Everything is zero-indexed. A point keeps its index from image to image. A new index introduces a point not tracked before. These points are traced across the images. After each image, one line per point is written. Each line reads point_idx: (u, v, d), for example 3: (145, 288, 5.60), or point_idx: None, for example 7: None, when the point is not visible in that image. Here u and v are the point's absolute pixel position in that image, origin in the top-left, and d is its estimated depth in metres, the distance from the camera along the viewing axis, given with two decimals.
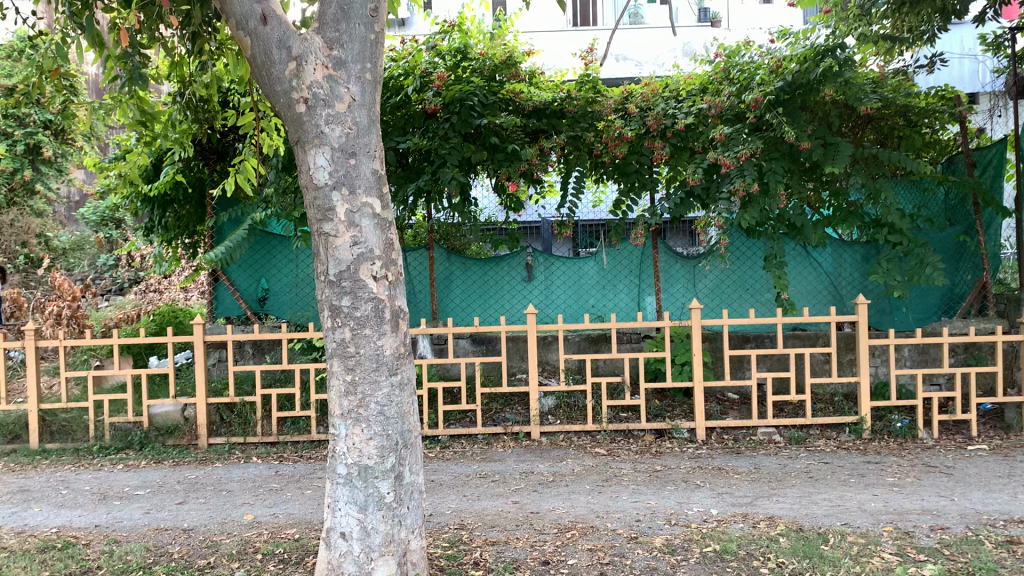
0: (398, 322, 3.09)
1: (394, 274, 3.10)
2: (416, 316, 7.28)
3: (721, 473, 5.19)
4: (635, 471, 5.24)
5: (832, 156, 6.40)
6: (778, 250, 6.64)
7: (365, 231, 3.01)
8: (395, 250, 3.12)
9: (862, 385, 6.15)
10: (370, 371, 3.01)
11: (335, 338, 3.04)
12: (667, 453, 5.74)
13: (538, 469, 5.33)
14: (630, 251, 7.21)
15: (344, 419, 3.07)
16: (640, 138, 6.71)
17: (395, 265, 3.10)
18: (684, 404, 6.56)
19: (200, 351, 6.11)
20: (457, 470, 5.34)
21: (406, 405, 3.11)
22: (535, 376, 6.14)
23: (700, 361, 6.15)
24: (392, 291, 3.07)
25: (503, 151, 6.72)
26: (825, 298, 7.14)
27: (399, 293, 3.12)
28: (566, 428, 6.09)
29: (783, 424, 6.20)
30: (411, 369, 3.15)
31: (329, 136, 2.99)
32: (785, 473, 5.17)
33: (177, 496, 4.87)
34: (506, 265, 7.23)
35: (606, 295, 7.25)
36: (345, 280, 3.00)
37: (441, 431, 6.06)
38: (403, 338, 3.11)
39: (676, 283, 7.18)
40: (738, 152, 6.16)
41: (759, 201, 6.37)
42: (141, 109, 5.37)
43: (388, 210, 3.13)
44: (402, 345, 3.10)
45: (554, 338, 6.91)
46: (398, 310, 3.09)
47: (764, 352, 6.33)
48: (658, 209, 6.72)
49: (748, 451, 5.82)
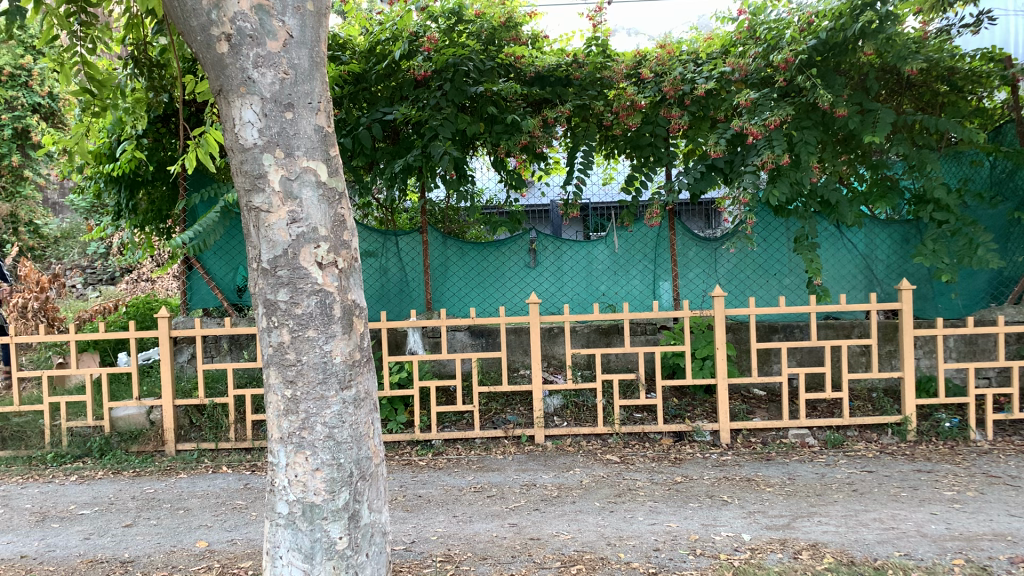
0: (353, 322, 2.45)
1: (348, 259, 2.46)
2: (409, 306, 6.62)
3: (751, 485, 4.52)
4: (652, 483, 4.58)
5: (871, 123, 5.70)
6: (810, 230, 5.96)
7: (308, 205, 2.36)
8: (347, 229, 2.47)
9: (906, 381, 5.47)
10: (315, 384, 2.37)
11: (270, 342, 2.40)
12: (688, 460, 5.08)
13: (541, 481, 4.68)
14: (644, 233, 6.52)
15: (283, 444, 2.42)
16: (654, 106, 6.04)
17: (348, 248, 2.46)
18: (705, 403, 5.88)
19: (165, 347, 5.49)
20: (450, 483, 4.70)
21: (363, 427, 2.47)
22: (538, 373, 5.48)
23: (724, 354, 5.50)
24: (344, 283, 2.43)
25: (502, 123, 6.05)
26: (860, 284, 6.44)
27: (353, 284, 2.47)
28: (573, 431, 5.43)
29: (818, 425, 5.52)
30: (369, 380, 2.51)
31: (259, 83, 2.34)
32: (824, 485, 4.49)
33: (127, 516, 4.24)
34: (508, 250, 6.57)
35: (618, 282, 6.57)
36: (282, 268, 2.35)
37: (434, 435, 5.42)
38: (359, 342, 2.47)
39: (695, 268, 6.51)
40: (766, 119, 5.48)
41: (788, 175, 5.69)
42: (88, 76, 4.73)
43: (339, 177, 2.48)
44: (357, 351, 2.46)
45: (560, 330, 6.26)
46: (352, 307, 2.45)
47: (795, 344, 5.66)
48: (675, 184, 5.97)
49: (779, 457, 5.15)
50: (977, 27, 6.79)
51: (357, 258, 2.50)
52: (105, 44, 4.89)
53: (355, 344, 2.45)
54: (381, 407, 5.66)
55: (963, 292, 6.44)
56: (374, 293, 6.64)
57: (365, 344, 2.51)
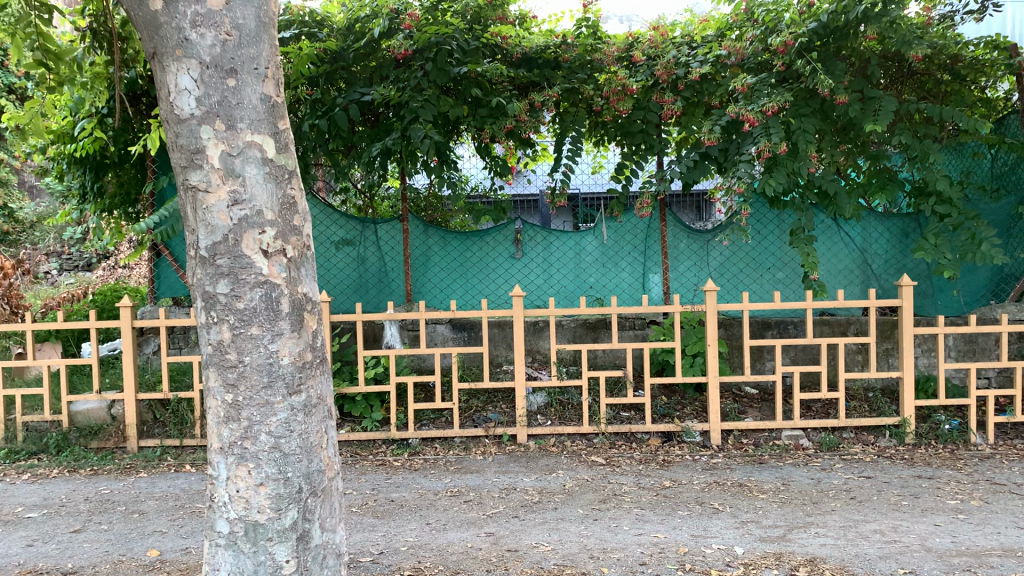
0: (304, 318, 2.18)
1: (299, 246, 2.19)
2: (388, 298, 6.34)
3: (743, 491, 4.27)
4: (638, 488, 4.32)
5: (872, 111, 5.43)
6: (807, 223, 5.70)
7: (251, 184, 2.09)
8: (297, 212, 2.20)
9: (905, 381, 5.23)
10: (260, 389, 2.11)
11: (210, 340, 2.13)
12: (677, 463, 4.83)
13: (522, 484, 4.42)
14: (634, 224, 6.27)
15: (224, 455, 2.15)
16: (647, 90, 5.75)
17: (299, 235, 2.19)
18: (696, 401, 5.63)
19: (127, 339, 5.17)
20: (425, 486, 4.43)
21: (315, 436, 2.21)
22: (521, 369, 5.21)
23: (716, 351, 5.24)
24: (294, 274, 2.16)
25: (487, 106, 5.76)
26: (858, 279, 6.20)
27: (305, 275, 2.21)
28: (557, 431, 5.18)
29: (812, 426, 5.28)
30: (323, 384, 2.24)
31: (198, 45, 2.06)
32: (820, 492, 4.24)
33: (76, 521, 3.96)
34: (492, 240, 6.29)
35: (605, 274, 6.31)
36: (222, 256, 2.09)
37: (410, 434, 5.15)
38: (311, 341, 2.20)
39: (687, 260, 6.25)
40: (764, 106, 5.21)
41: (785, 164, 5.42)
42: (43, 48, 4.40)
43: (290, 153, 2.21)
44: (309, 351, 2.19)
45: (545, 324, 5.99)
46: (303, 301, 2.18)
47: (790, 342, 5.41)
48: (668, 173, 5.68)
49: (773, 461, 4.90)
50: (981, 14, 6.53)
51: (309, 246, 2.23)
52: (61, 14, 4.58)
53: (305, 344, 2.18)
54: (356, 404, 5.39)
55: (964, 288, 6.20)
56: (351, 284, 6.35)
57: (318, 344, 2.24)
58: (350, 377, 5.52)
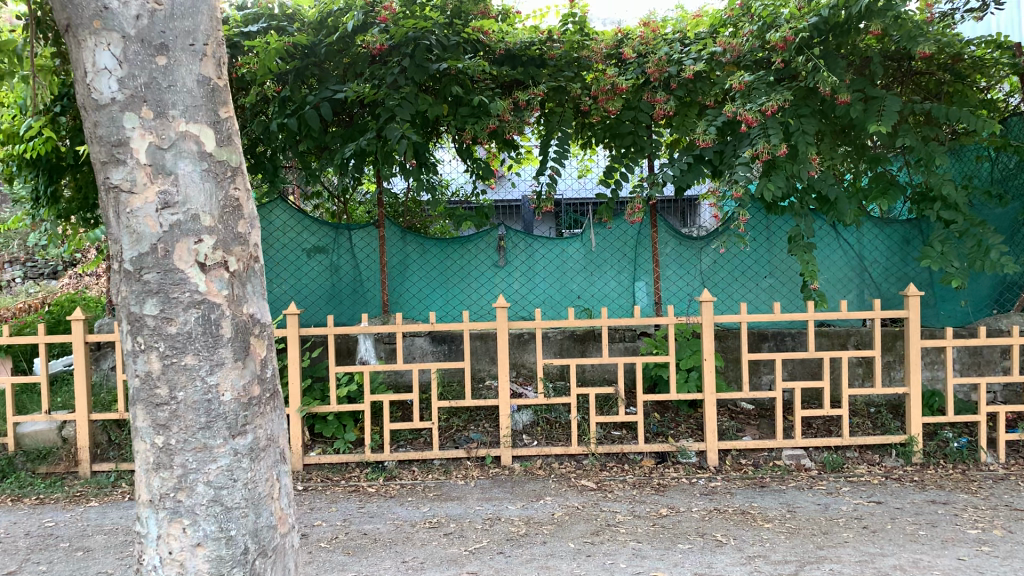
0: (250, 344, 1.86)
1: (245, 259, 1.87)
2: (364, 309, 5.97)
3: (747, 520, 3.95)
4: (633, 518, 3.98)
5: (875, 112, 5.15)
6: (807, 229, 5.37)
7: (185, 182, 1.78)
8: (242, 217, 1.88)
9: (911, 397, 4.93)
10: (196, 431, 1.79)
11: (136, 372, 1.80)
12: (672, 487, 4.50)
13: (506, 514, 4.07)
14: (624, 230, 5.95)
15: (154, 509, 1.83)
16: (637, 89, 5.42)
17: (245, 246, 1.87)
18: (690, 419, 5.30)
19: (80, 355, 4.77)
20: (401, 516, 4.07)
21: (264, 486, 1.90)
22: (505, 385, 4.86)
23: (712, 366, 4.92)
24: (239, 292, 1.84)
25: (468, 105, 5.42)
26: (860, 289, 5.91)
27: (253, 295, 1.89)
28: (543, 452, 4.84)
29: (815, 445, 4.97)
30: (276, 423, 1.94)
31: (120, 15, 1.77)
32: (828, 520, 3.92)
33: (12, 561, 3.56)
34: (474, 247, 5.95)
35: (593, 282, 5.98)
36: (150, 270, 1.76)
37: (386, 456, 4.79)
38: (257, 372, 1.88)
39: (679, 268, 5.93)
40: (763, 105, 4.90)
41: (784, 167, 5.09)
42: None
43: (234, 147, 1.89)
44: (256, 385, 1.88)
45: (530, 336, 5.65)
46: (250, 325, 1.86)
47: (789, 355, 5.10)
48: (660, 177, 5.33)
49: (775, 484, 4.58)
50: (981, 12, 6.27)
51: (258, 258, 1.91)
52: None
53: (252, 376, 1.86)
54: (327, 424, 5.04)
55: (970, 298, 5.91)
56: (324, 294, 5.98)
57: (268, 375, 1.92)
58: (322, 395, 5.15)
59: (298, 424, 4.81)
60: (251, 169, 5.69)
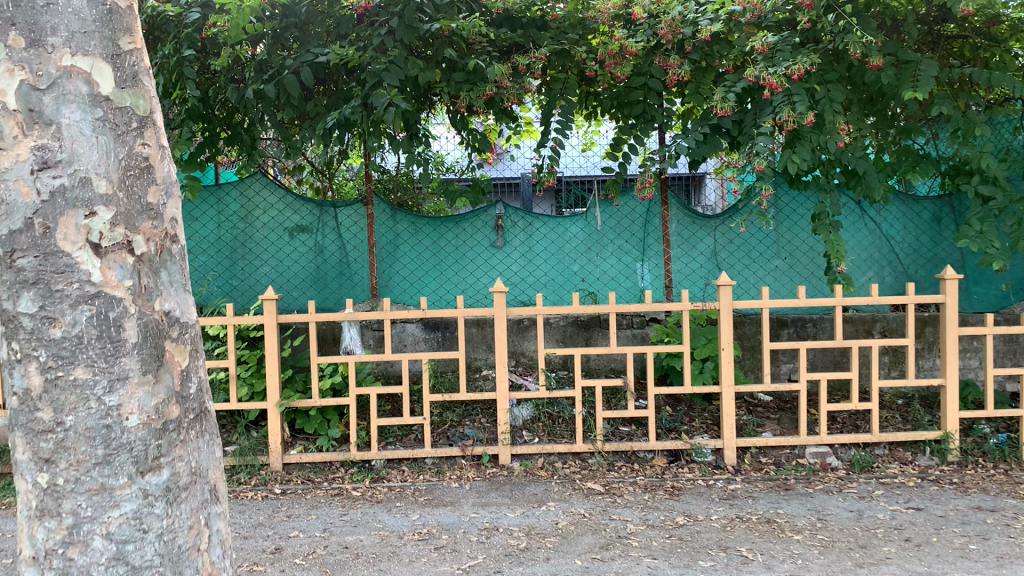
0: (164, 352, 1.70)
1: (157, 241, 1.70)
2: (350, 294, 5.55)
3: (773, 531, 3.53)
4: (647, 529, 3.55)
5: (909, 78, 4.67)
6: (832, 206, 4.92)
7: (73, 135, 1.60)
8: (151, 182, 1.71)
9: (949, 390, 4.50)
10: (90, 468, 1.61)
11: (14, 388, 1.62)
12: (688, 491, 4.08)
13: (505, 523, 3.65)
14: (632, 207, 5.52)
15: (41, 568, 1.66)
16: (648, 53, 4.92)
17: (156, 225, 1.70)
18: (705, 413, 4.88)
19: None
20: (388, 526, 3.65)
21: (176, 538, 1.72)
22: (504, 377, 4.43)
23: (730, 356, 4.49)
24: (148, 282, 1.67)
25: (463, 70, 4.94)
26: (890, 274, 5.47)
27: (166, 288, 1.71)
28: (545, 450, 4.42)
29: (841, 443, 4.56)
30: (199, 453, 1.79)
31: None
32: (865, 532, 3.50)
33: None
34: (469, 226, 5.52)
35: (598, 264, 5.55)
36: (27, 254, 1.57)
37: (373, 455, 4.37)
38: (172, 387, 1.71)
39: (693, 249, 5.49)
40: (788, 69, 4.41)
41: (808, 138, 4.63)
42: None
43: (141, 89, 1.73)
44: (174, 405, 1.72)
45: (530, 323, 5.22)
46: (162, 324, 1.69)
47: (814, 343, 4.66)
48: (672, 148, 4.83)
49: (800, 486, 4.17)
50: None
51: (174, 235, 1.75)
52: None
53: (167, 391, 1.70)
54: (309, 419, 4.64)
55: (1010, 281, 5.46)
56: (308, 277, 5.53)
57: (190, 394, 1.76)
58: (304, 387, 4.72)
59: (276, 419, 4.39)
60: (227, 142, 5.25)
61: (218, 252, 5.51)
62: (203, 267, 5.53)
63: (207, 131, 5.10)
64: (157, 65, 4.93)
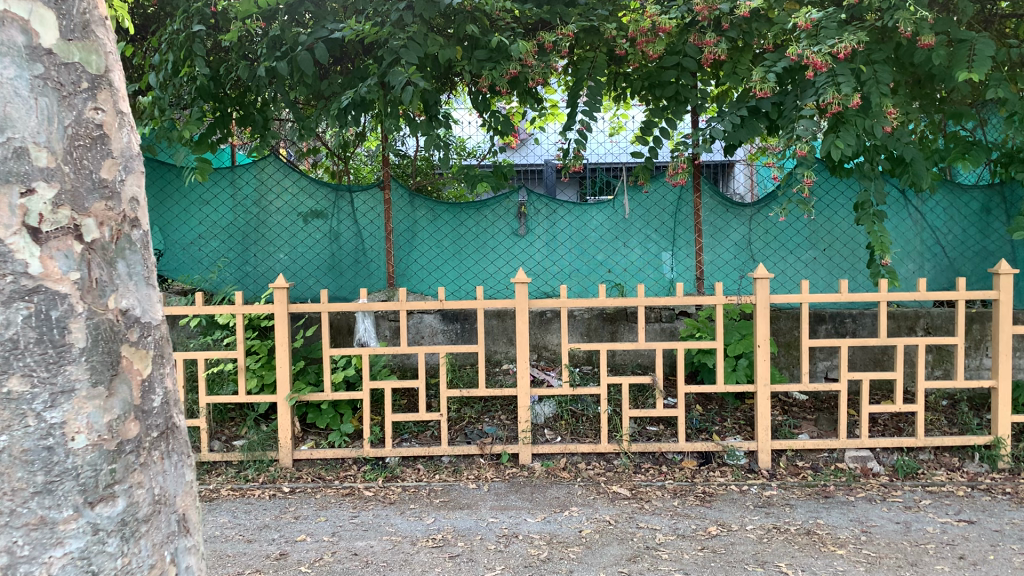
0: (120, 359, 1.52)
1: (112, 226, 1.54)
2: (366, 283, 5.33)
3: (814, 544, 3.27)
4: (677, 539, 3.32)
5: (964, 59, 4.33)
6: (877, 195, 4.62)
7: (10, 99, 1.42)
8: (105, 153, 1.56)
9: (1001, 392, 4.21)
10: (26, 496, 1.40)
11: None
12: (720, 497, 3.83)
13: (524, 529, 3.43)
14: (662, 194, 5.25)
15: None
16: (681, 31, 4.62)
17: (111, 206, 1.55)
18: (737, 413, 4.63)
19: None
20: (401, 530, 3.44)
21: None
22: (525, 372, 4.20)
23: (766, 354, 4.22)
24: (101, 275, 1.50)
25: (485, 48, 4.66)
26: (935, 267, 5.17)
27: (122, 282, 1.55)
28: (568, 449, 4.18)
29: (883, 447, 4.29)
30: (161, 478, 1.61)
31: None
32: (914, 547, 3.24)
33: None
34: (490, 213, 5.28)
35: (626, 255, 5.29)
36: None
37: (387, 453, 4.16)
38: (127, 405, 1.54)
39: (726, 239, 5.23)
40: (834, 47, 4.09)
41: (853, 122, 4.35)
42: None
43: (93, 42, 1.57)
44: (132, 422, 1.55)
45: (554, 315, 4.98)
46: (118, 326, 1.52)
47: (857, 341, 4.38)
48: (707, 132, 4.55)
49: (841, 494, 3.90)
50: None
51: (130, 218, 1.59)
52: None
53: (124, 405, 1.52)
54: (322, 413, 4.43)
55: None
56: (323, 265, 5.32)
57: (153, 409, 1.60)
58: (316, 380, 4.52)
59: (286, 414, 4.18)
60: (239, 123, 5.04)
61: (230, 237, 5.31)
62: (214, 254, 5.34)
63: (219, 111, 4.91)
64: (166, 42, 4.72)
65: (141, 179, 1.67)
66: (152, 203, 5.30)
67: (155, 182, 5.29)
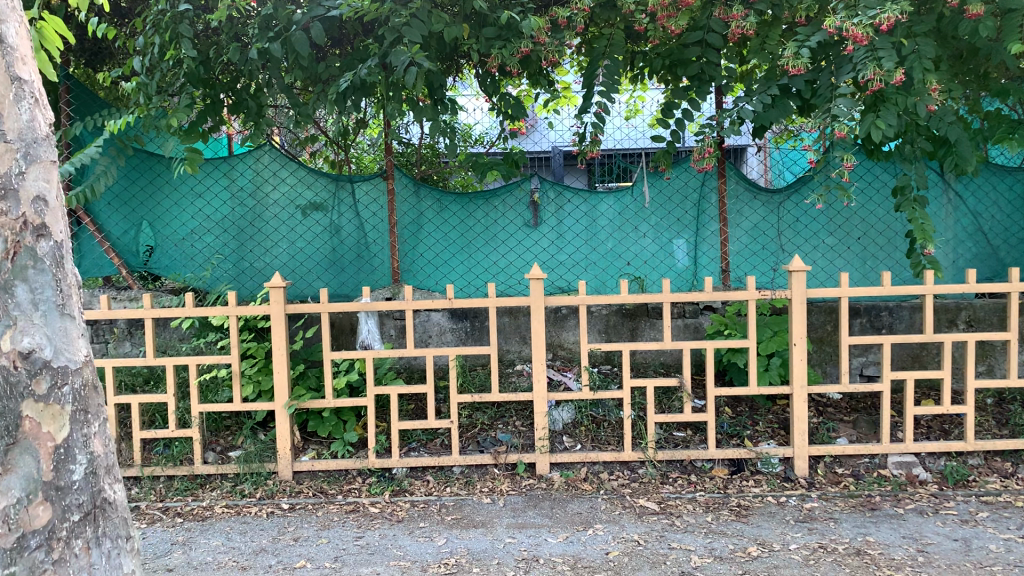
0: (20, 424, 1.58)
1: (6, 236, 1.58)
2: (370, 280, 5.00)
3: (867, 567, 2.95)
4: (715, 562, 3.00)
5: (1016, 29, 3.93)
6: (919, 179, 4.28)
7: None
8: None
9: None
10: None
11: None
12: (757, 511, 3.51)
13: (545, 552, 3.11)
14: (685, 181, 4.92)
15: None
16: (705, 4, 4.26)
17: (4, 209, 1.59)
18: (769, 416, 4.31)
19: None
20: (409, 553, 3.13)
21: None
22: (543, 376, 3.87)
23: (804, 352, 3.89)
24: None
25: (494, 25, 4.32)
26: (976, 255, 4.84)
27: (22, 317, 1.60)
28: (589, 458, 3.87)
29: (929, 452, 3.96)
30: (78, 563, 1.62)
31: None
32: (979, 570, 2.92)
33: None
34: (501, 203, 4.95)
35: (646, 246, 4.96)
36: None
37: (394, 464, 3.86)
38: (28, 480, 1.57)
39: (753, 228, 4.90)
40: (877, 18, 3.72)
41: (894, 100, 3.97)
42: None
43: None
44: (41, 497, 1.59)
45: (570, 312, 4.67)
46: (14, 375, 1.57)
47: (901, 338, 4.03)
48: (738, 112, 4.19)
49: (887, 506, 3.57)
50: None
51: (29, 220, 1.63)
52: None
53: (24, 480, 1.57)
54: (323, 421, 4.11)
55: None
56: (323, 260, 5.01)
57: (70, 484, 1.63)
58: (317, 385, 4.21)
59: (285, 423, 3.87)
60: (231, 110, 4.71)
61: (225, 232, 4.99)
62: (207, 250, 5.01)
63: (209, 98, 4.57)
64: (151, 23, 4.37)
65: (47, 169, 1.70)
66: (140, 196, 4.96)
67: (143, 174, 4.95)
